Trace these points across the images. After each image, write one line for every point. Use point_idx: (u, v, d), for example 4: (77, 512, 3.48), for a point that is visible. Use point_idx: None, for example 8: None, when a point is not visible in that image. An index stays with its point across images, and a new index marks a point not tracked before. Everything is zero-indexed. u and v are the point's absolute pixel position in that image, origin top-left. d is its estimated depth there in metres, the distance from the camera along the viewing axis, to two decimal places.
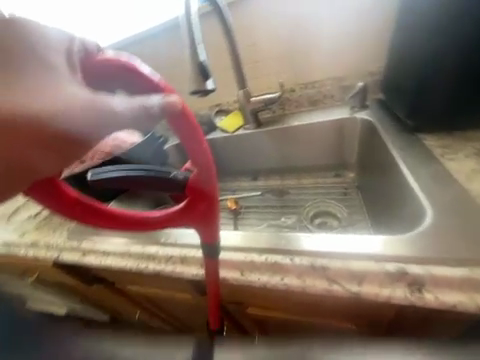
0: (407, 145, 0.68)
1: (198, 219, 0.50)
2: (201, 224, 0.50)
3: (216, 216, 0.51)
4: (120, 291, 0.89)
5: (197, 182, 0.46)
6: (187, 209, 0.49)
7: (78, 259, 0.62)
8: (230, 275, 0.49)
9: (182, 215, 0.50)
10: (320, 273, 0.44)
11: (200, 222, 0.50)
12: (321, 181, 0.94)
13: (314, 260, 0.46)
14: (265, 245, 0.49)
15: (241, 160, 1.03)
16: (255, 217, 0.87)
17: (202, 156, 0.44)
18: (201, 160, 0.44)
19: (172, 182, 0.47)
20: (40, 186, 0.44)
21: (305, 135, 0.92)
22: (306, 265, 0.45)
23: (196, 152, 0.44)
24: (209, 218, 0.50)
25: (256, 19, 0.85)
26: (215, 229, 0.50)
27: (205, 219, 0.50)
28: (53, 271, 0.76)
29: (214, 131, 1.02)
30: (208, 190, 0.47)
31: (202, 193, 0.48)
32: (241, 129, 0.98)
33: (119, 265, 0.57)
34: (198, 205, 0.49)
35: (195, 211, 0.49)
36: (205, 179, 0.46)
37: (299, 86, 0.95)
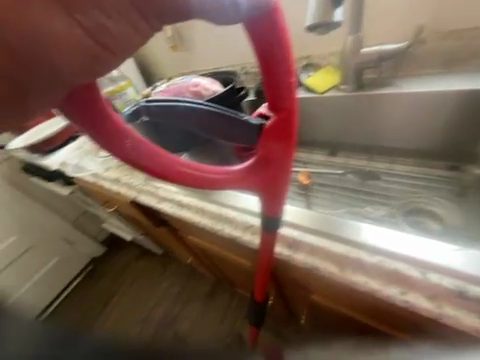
0: None
1: (265, 182, 0.46)
2: (266, 188, 0.46)
3: (283, 183, 0.46)
4: (180, 238, 0.95)
5: (272, 131, 0.41)
6: (254, 168, 0.45)
7: (155, 204, 0.64)
8: (327, 268, 0.40)
9: (249, 174, 0.45)
10: (469, 306, 0.32)
11: (266, 186, 0.46)
12: (424, 171, 0.73)
13: (461, 286, 0.33)
14: (383, 246, 0.38)
15: (323, 129, 0.86)
16: (330, 198, 0.76)
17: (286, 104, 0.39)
18: (284, 109, 0.39)
19: (240, 128, 0.44)
20: (80, 105, 0.34)
21: (430, 106, 0.67)
22: (443, 286, 0.34)
23: (280, 98, 0.38)
24: (275, 182, 0.45)
25: None
26: (279, 199, 0.46)
27: (271, 183, 0.46)
28: (128, 207, 0.83)
29: (298, 89, 0.86)
30: (283, 148, 0.42)
31: (275, 151, 0.43)
32: (333, 89, 0.79)
33: (194, 221, 0.55)
34: (267, 165, 0.44)
35: (263, 172, 0.45)
36: (282, 134, 0.41)
37: (434, 37, 0.69)
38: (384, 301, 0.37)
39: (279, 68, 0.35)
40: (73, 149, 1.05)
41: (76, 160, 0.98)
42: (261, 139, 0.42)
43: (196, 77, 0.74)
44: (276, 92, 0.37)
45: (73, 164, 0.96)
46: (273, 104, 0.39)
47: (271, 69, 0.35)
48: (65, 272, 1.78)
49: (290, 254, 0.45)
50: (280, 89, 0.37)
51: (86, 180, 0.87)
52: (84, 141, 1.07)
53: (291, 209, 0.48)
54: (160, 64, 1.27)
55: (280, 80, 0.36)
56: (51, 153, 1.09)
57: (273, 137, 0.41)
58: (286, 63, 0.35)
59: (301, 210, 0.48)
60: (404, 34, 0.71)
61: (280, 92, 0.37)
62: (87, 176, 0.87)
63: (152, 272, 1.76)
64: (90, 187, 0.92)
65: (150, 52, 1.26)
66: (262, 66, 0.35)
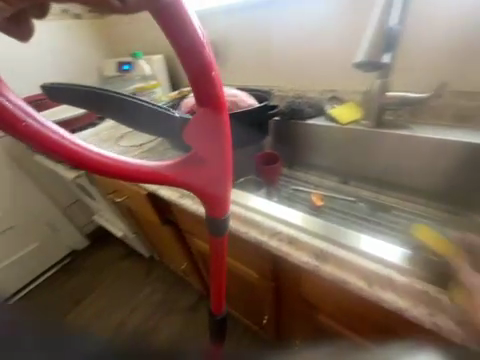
0: None
1: (201, 177, 0.46)
2: (202, 186, 0.47)
3: (220, 184, 0.47)
4: (183, 240, 0.94)
5: (200, 131, 0.43)
6: (190, 163, 0.46)
7: (176, 198, 0.65)
8: (355, 282, 0.40)
9: (184, 169, 0.46)
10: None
11: (202, 182, 0.47)
12: (431, 211, 0.78)
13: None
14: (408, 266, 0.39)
15: (338, 156, 0.92)
16: (340, 222, 0.78)
17: (213, 103, 0.42)
18: (213, 107, 0.42)
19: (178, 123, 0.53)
20: None
21: (441, 151, 0.73)
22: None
23: (207, 97, 0.41)
24: (212, 178, 0.46)
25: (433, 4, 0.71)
26: (217, 195, 0.48)
27: (209, 179, 0.46)
28: (139, 199, 0.83)
29: (319, 117, 0.94)
30: (214, 145, 0.44)
31: (207, 147, 0.44)
32: (354, 123, 0.87)
33: (217, 220, 0.56)
34: (203, 160, 0.45)
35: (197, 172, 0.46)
36: (212, 131, 0.43)
37: (449, 94, 0.78)
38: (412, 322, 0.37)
39: (198, 69, 0.38)
40: (91, 135, 1.06)
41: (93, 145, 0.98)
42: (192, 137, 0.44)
43: (235, 90, 0.83)
44: (201, 92, 0.40)
45: None
46: (201, 102, 0.42)
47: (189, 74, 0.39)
48: (41, 260, 1.66)
49: (317, 265, 0.43)
50: (205, 88, 0.40)
51: None
52: (104, 129, 1.08)
53: (317, 220, 0.49)
54: None
55: (203, 80, 0.39)
56: (67, 135, 1.09)
57: (203, 134, 0.43)
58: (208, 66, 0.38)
59: (324, 222, 0.48)
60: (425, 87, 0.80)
61: (207, 91, 0.40)
62: None
63: (134, 275, 1.67)
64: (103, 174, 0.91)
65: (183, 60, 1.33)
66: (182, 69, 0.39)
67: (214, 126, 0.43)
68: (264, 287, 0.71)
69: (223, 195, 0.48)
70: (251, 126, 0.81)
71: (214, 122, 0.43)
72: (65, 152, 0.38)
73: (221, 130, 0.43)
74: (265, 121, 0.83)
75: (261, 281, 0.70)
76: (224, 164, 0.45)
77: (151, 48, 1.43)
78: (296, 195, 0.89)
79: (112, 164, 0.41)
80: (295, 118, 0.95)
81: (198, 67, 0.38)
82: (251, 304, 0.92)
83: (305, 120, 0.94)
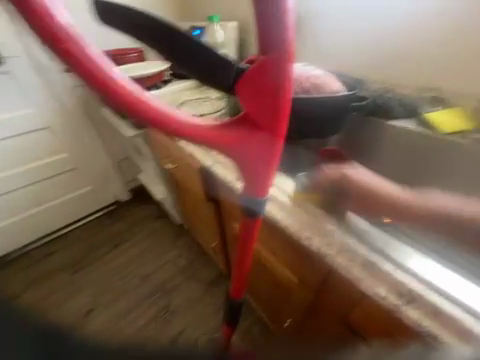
0: None
1: (248, 147, 0.40)
2: (251, 157, 0.41)
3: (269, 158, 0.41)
4: (221, 220, 0.92)
5: (261, 88, 0.34)
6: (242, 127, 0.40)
7: (232, 180, 0.61)
8: (449, 340, 0.32)
9: (228, 134, 0.40)
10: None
11: (253, 153, 0.41)
12: None
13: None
14: None
15: (418, 170, 0.77)
16: None
17: (277, 55, 0.32)
18: (276, 58, 0.32)
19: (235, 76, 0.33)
20: None
21: None
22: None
23: (271, 45, 0.32)
24: (261, 150, 0.40)
25: None
26: (262, 169, 0.43)
27: (257, 150, 0.41)
28: (190, 171, 0.81)
29: (409, 119, 0.78)
30: (269, 111, 0.36)
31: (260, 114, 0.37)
32: (460, 135, 0.69)
33: (276, 217, 0.52)
34: (253, 126, 0.39)
35: (248, 139, 0.40)
36: (269, 91, 0.34)
37: None
38: None
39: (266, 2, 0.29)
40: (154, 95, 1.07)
41: None
42: (248, 98, 0.35)
43: (319, 70, 0.72)
44: (264, 35, 0.31)
45: None
46: (262, 52, 0.33)
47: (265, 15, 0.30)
48: (92, 203, 1.87)
49: (399, 304, 0.37)
50: (270, 32, 0.31)
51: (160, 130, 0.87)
52: (167, 94, 1.09)
53: (393, 242, 0.46)
54: None
55: (271, 19, 0.30)
56: None
57: (256, 94, 0.35)
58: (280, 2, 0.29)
59: (409, 252, 0.44)
60: None
61: (273, 36, 0.31)
62: None
63: (164, 237, 1.78)
64: (159, 138, 0.92)
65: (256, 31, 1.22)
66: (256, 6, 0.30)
67: (272, 85, 0.34)
68: (301, 296, 0.65)
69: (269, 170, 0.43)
70: (328, 118, 0.70)
71: (273, 82, 0.34)
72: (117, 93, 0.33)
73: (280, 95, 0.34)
74: (344, 114, 0.71)
75: (297, 286, 0.64)
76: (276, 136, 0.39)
77: (225, 15, 1.35)
78: None
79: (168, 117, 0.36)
80: (376, 116, 0.80)
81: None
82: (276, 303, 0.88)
83: (390, 120, 0.79)
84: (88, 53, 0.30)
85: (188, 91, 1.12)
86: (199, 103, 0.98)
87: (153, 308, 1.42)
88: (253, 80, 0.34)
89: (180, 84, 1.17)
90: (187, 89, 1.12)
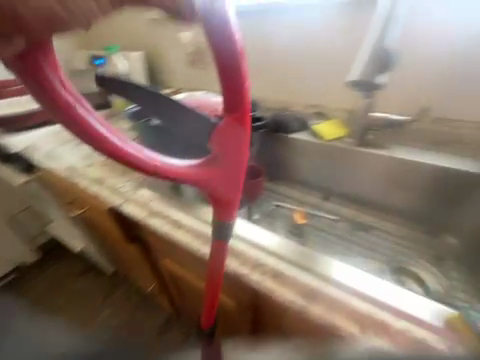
0: None
1: (216, 180, 0.46)
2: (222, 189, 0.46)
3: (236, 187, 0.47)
4: (151, 259, 0.83)
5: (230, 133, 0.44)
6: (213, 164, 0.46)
7: (143, 217, 0.55)
8: (343, 324, 0.37)
9: (203, 172, 0.45)
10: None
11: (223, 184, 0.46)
12: (407, 233, 0.78)
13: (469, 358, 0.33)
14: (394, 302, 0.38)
15: (319, 172, 0.91)
16: (321, 243, 0.76)
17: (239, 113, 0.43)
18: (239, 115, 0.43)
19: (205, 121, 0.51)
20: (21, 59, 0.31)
21: (416, 174, 0.75)
22: (443, 352, 0.33)
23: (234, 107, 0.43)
24: (227, 182, 0.46)
25: (412, 37, 0.76)
26: (229, 198, 0.48)
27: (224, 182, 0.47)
28: (101, 213, 0.71)
29: (304, 131, 0.92)
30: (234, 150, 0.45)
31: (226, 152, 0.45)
32: (339, 140, 0.86)
33: (192, 247, 0.49)
34: (221, 163, 0.46)
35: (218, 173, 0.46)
36: (237, 137, 0.44)
37: (425, 119, 0.82)
38: None
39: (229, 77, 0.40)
40: (47, 133, 0.91)
41: (50, 145, 0.84)
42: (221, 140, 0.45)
43: (218, 95, 0.74)
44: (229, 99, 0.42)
45: (44, 151, 0.82)
46: (230, 107, 0.43)
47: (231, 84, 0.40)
48: None
49: (307, 305, 0.39)
50: (234, 97, 0.42)
51: (57, 172, 0.73)
52: (65, 129, 0.94)
53: (303, 250, 0.46)
54: (170, 74, 1.24)
55: (234, 90, 0.41)
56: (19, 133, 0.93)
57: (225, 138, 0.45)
58: (241, 79, 0.40)
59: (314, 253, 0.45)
60: (410, 108, 0.83)
61: (235, 100, 0.42)
62: (60, 167, 0.75)
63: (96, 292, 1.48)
64: (58, 182, 0.77)
65: (164, 59, 1.23)
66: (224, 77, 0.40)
67: (237, 133, 0.44)
68: (242, 317, 0.63)
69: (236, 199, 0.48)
70: None
71: (237, 130, 0.44)
72: (108, 145, 0.38)
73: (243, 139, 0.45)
74: None
75: (237, 310, 0.62)
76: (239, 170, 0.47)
77: (129, 44, 1.31)
78: (278, 211, 0.85)
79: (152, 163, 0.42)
80: (279, 131, 0.92)
81: (231, 75, 0.40)
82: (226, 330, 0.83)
83: (290, 134, 0.91)
84: (86, 113, 0.36)
85: None
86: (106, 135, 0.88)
87: None
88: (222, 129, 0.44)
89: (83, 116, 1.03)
90: None
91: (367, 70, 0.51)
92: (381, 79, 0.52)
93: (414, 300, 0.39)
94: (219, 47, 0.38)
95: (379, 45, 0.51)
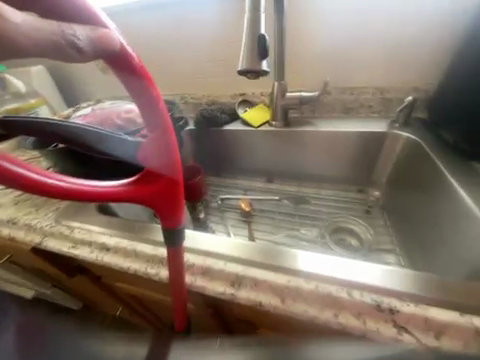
0: (465, 168, 0.60)
1: (153, 196, 0.41)
2: (163, 204, 0.42)
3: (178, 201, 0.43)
4: (105, 286, 0.77)
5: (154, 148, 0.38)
6: (147, 179, 0.41)
7: (68, 250, 0.51)
8: (269, 301, 0.37)
9: (138, 189, 0.41)
10: (389, 317, 0.33)
11: (164, 200, 0.42)
12: (341, 195, 0.87)
13: (379, 298, 0.34)
14: (317, 270, 0.38)
15: (258, 157, 0.93)
16: (269, 223, 0.79)
17: (158, 122, 0.37)
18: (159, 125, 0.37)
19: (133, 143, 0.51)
20: None
21: (336, 142, 0.84)
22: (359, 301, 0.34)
23: (150, 117, 0.36)
24: (166, 195, 0.41)
25: (306, 18, 0.81)
26: (172, 211, 0.42)
27: (164, 197, 0.41)
28: (26, 255, 0.63)
29: (235, 122, 0.93)
30: (165, 163, 0.39)
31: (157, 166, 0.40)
32: (267, 124, 0.89)
33: (122, 266, 0.46)
34: (156, 180, 0.41)
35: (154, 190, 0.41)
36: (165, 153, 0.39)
37: (336, 90, 0.89)
38: (324, 326, 0.36)
39: (132, 86, 0.34)
40: None
41: None
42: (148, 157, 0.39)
43: (129, 103, 0.69)
44: (142, 110, 0.36)
45: None
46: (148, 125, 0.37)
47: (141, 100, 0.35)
48: None
49: (234, 292, 0.38)
50: (147, 106, 0.36)
51: None
52: None
53: (230, 241, 0.44)
54: (86, 86, 1.13)
55: (144, 99, 0.35)
56: None
57: (151, 152, 0.39)
58: (145, 85, 0.34)
59: (238, 241, 0.44)
60: (316, 85, 0.90)
61: (149, 110, 0.36)
62: None
63: None
64: None
65: (74, 72, 1.12)
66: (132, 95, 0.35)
67: (161, 145, 0.38)
68: (205, 317, 0.64)
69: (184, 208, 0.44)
70: None
71: (160, 141, 0.38)
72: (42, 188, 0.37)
73: (171, 150, 0.39)
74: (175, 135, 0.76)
75: (197, 310, 0.62)
76: (176, 181, 0.41)
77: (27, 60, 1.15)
78: (226, 204, 0.86)
79: (89, 192, 0.39)
80: (211, 126, 0.91)
81: (132, 83, 0.34)
82: None
83: (222, 126, 0.92)
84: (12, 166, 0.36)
85: None
86: None
87: None
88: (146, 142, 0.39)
89: None
90: None
91: (251, 58, 0.48)
92: (267, 65, 0.50)
93: (359, 266, 0.38)
94: (117, 68, 0.32)
95: (256, 32, 0.48)
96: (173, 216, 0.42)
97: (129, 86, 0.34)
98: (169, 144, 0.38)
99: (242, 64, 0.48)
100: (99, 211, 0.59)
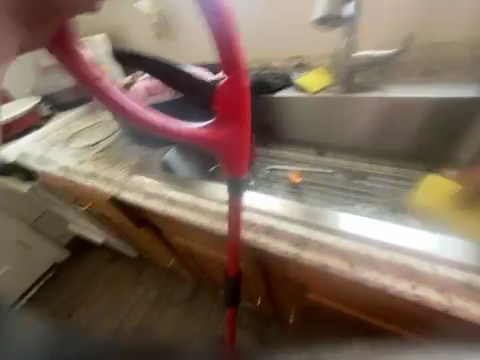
0: None
1: (221, 142, 0.44)
2: (229, 152, 0.44)
3: (241, 150, 0.45)
4: (163, 239, 0.88)
5: (227, 93, 0.40)
6: (219, 125, 0.43)
7: (142, 201, 0.58)
8: (337, 265, 0.37)
9: (211, 133, 0.43)
10: (477, 296, 0.32)
11: (230, 147, 0.44)
12: (405, 172, 0.78)
13: (470, 277, 0.33)
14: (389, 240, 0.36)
15: (311, 128, 0.87)
16: (320, 196, 0.77)
17: (236, 70, 0.39)
18: (235, 70, 0.39)
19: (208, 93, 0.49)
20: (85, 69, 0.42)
21: (407, 111, 0.73)
22: (441, 275, 0.33)
23: (229, 60, 0.38)
24: (232, 145, 0.44)
25: None
26: (237, 159, 0.45)
27: (231, 146, 0.44)
28: (105, 204, 0.74)
29: (289, 87, 0.88)
30: (234, 111, 0.41)
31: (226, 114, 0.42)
32: (325, 90, 0.82)
33: (189, 219, 0.51)
34: (227, 127, 0.43)
35: (224, 136, 0.43)
36: (238, 100, 0.41)
37: (416, 46, 0.75)
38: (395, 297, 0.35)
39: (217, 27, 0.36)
40: (34, 139, 0.90)
41: (41, 150, 0.84)
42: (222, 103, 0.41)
43: None
44: (222, 54, 0.37)
45: (36, 156, 0.82)
46: (227, 72, 0.39)
47: (225, 44, 0.37)
48: (21, 281, 1.40)
49: (299, 253, 0.39)
50: (229, 53, 0.37)
51: (53, 174, 0.75)
52: (51, 131, 0.93)
53: (289, 203, 0.45)
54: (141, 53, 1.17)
55: (225, 43, 0.37)
56: (8, 143, 0.93)
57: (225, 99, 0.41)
58: (230, 27, 0.36)
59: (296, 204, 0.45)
60: (394, 43, 0.77)
61: (230, 57, 0.38)
62: (53, 169, 0.75)
63: (126, 274, 1.49)
64: (57, 183, 0.79)
65: (131, 38, 1.15)
66: (216, 39, 0.36)
67: (236, 92, 0.40)
68: (251, 274, 0.68)
69: (246, 159, 0.46)
70: None
71: (236, 89, 0.40)
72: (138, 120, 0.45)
73: (243, 99, 0.41)
74: None
75: (245, 268, 0.66)
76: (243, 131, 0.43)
77: (91, 27, 1.22)
78: (274, 174, 0.86)
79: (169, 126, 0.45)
80: (263, 91, 0.88)
81: (220, 30, 0.36)
82: (243, 290, 0.88)
83: (274, 92, 0.87)
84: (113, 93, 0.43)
85: (76, 120, 0.97)
86: (90, 131, 0.88)
87: None
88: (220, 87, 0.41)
89: (65, 115, 1.01)
90: (75, 118, 0.98)
91: (333, 7, 0.48)
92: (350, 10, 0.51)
93: (443, 243, 0.36)
94: (208, 12, 0.35)
95: None
96: (237, 164, 0.46)
97: (216, 32, 0.36)
98: (242, 89, 0.40)
99: (321, 12, 0.49)
100: (162, 169, 0.65)
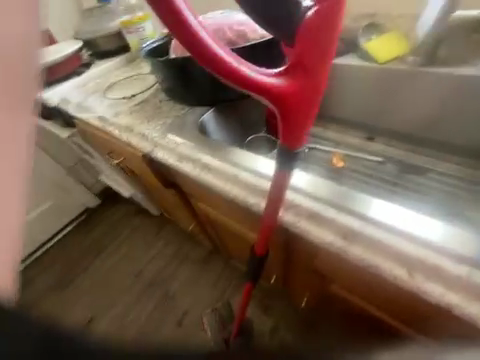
0: None
1: (288, 94, 0.42)
2: (295, 105, 0.42)
3: (307, 106, 0.43)
4: (186, 203, 0.88)
5: (311, 37, 0.39)
6: (292, 73, 0.42)
7: (174, 162, 0.55)
8: None
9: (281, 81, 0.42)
10: None
11: (297, 100, 0.42)
12: (474, 174, 0.65)
13: None
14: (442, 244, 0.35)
15: (367, 106, 0.74)
16: (363, 185, 0.68)
17: (326, 14, 0.39)
18: (325, 14, 0.39)
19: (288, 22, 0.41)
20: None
21: None
22: None
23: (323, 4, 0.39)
24: (300, 98, 0.42)
25: None
26: (300, 116, 0.43)
27: (299, 98, 0.42)
28: (136, 160, 0.73)
29: (349, 54, 0.74)
30: (313, 60, 0.40)
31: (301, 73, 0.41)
32: (396, 61, 0.68)
33: (223, 188, 0.48)
34: (299, 76, 0.42)
35: (295, 85, 0.42)
36: (320, 48, 0.40)
37: None
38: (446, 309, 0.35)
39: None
40: (74, 85, 0.90)
41: (80, 97, 0.84)
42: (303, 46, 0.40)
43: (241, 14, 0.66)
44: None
45: (75, 102, 0.82)
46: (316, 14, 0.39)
47: None
48: (59, 218, 1.56)
49: (343, 245, 0.38)
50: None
51: (90, 123, 0.75)
52: (90, 78, 0.92)
53: (333, 186, 0.44)
54: None
55: None
56: (51, 87, 0.94)
57: (309, 41, 0.39)
58: None
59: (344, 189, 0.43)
60: None
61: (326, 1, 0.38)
62: (90, 117, 0.75)
63: (148, 228, 1.58)
64: (92, 132, 0.79)
65: None
66: None
67: (321, 37, 0.39)
68: (273, 254, 0.66)
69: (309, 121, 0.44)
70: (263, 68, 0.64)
71: (321, 32, 0.39)
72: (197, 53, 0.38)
73: (325, 47, 0.40)
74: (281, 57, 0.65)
75: (269, 247, 0.64)
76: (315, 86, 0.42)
77: None
78: (313, 154, 0.77)
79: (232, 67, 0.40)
80: None
81: None
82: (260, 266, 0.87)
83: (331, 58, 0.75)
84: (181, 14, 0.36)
85: (114, 70, 0.94)
86: (127, 82, 0.85)
87: (153, 301, 1.32)
88: (302, 40, 0.40)
89: (104, 63, 0.98)
90: (113, 68, 0.95)
91: None
92: None
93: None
94: None
95: None
96: (297, 133, 0.44)
97: None
98: (327, 36, 0.40)
99: None
100: (198, 131, 0.61)
